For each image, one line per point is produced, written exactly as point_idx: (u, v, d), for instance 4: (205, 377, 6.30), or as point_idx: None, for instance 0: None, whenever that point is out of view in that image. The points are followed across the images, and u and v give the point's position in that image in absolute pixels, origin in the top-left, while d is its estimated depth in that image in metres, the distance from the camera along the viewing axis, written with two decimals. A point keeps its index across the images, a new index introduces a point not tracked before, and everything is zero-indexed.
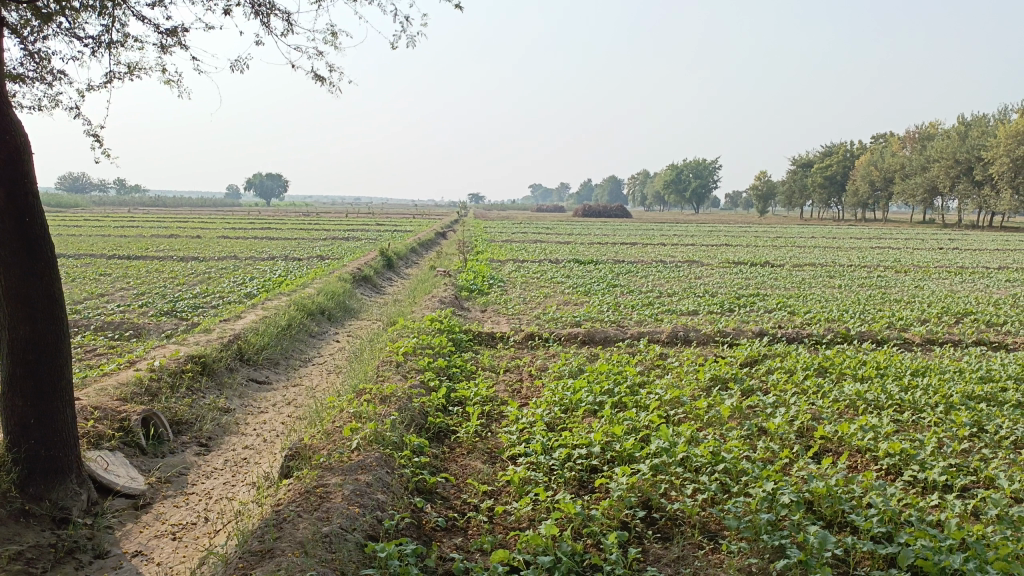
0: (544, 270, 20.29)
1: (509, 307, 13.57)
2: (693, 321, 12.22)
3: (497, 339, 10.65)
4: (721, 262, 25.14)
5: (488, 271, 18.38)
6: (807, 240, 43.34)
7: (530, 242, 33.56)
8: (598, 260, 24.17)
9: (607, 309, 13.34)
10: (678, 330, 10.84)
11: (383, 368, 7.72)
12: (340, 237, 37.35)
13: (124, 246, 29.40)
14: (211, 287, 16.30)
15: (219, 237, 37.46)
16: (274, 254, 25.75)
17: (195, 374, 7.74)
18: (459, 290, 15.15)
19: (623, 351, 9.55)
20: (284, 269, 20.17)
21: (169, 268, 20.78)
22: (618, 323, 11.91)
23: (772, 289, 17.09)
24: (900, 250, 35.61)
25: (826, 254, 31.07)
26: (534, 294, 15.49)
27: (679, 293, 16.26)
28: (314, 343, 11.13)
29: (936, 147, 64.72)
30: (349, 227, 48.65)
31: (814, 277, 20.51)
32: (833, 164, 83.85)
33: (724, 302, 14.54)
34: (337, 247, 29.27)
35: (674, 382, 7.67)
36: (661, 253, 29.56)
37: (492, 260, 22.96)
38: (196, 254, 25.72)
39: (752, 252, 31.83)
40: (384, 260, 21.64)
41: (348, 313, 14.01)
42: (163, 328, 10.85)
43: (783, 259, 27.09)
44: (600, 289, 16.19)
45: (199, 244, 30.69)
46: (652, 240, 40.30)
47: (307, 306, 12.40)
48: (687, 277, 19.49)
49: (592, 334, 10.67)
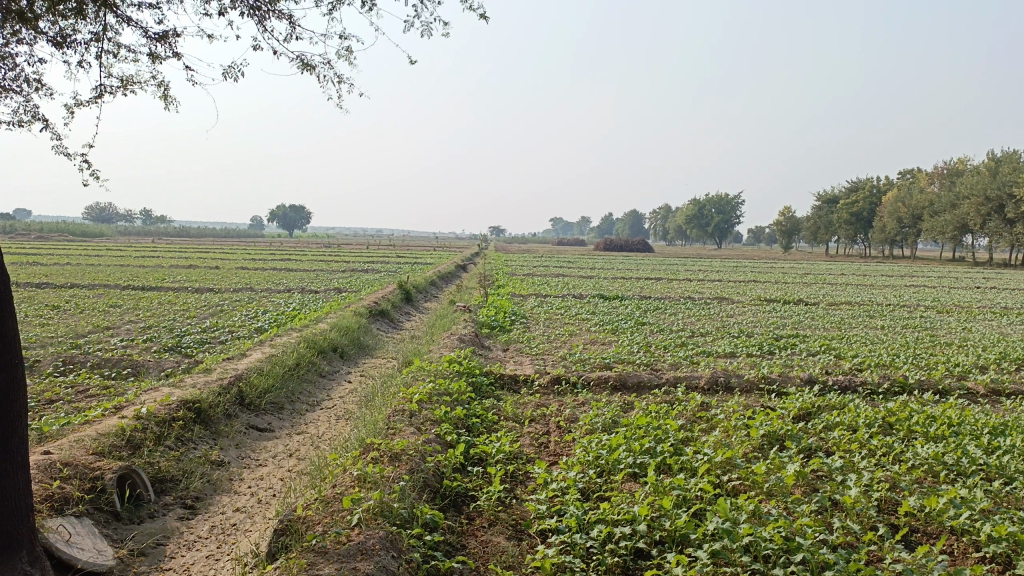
0: (568, 306, 19.49)
1: (532, 346, 12.74)
2: (732, 365, 11.31)
3: (521, 383, 9.82)
4: (751, 299, 24.20)
5: (509, 306, 17.61)
6: (836, 277, 42.21)
7: (553, 277, 32.85)
8: (623, 296, 23.32)
9: (637, 350, 12.47)
10: (718, 374, 9.95)
11: (395, 418, 6.91)
12: (359, 269, 36.89)
13: (140, 277, 28.98)
14: (222, 320, 15.66)
15: (237, 268, 37.16)
16: (291, 286, 25.16)
17: (186, 422, 6.98)
18: (480, 327, 14.36)
19: (660, 400, 8.68)
20: (299, 301, 19.54)
21: (182, 299, 20.21)
22: (651, 365, 11.05)
23: (811, 330, 16.12)
24: (935, 288, 34.36)
25: (859, 292, 29.95)
26: (559, 331, 14.66)
27: (712, 332, 15.35)
28: (323, 384, 10.37)
29: (966, 184, 63.40)
30: (369, 259, 48.36)
31: (852, 317, 19.49)
32: (859, 200, 82.63)
33: (762, 344, 13.63)
34: (355, 280, 28.68)
35: (723, 438, 6.79)
36: (687, 289, 28.63)
37: (514, 295, 22.16)
38: (212, 285, 25.19)
39: (781, 289, 30.81)
40: (402, 294, 20.94)
41: (362, 350, 13.27)
42: (163, 366, 10.14)
43: (815, 297, 26.06)
44: (628, 328, 15.33)
45: (216, 276, 30.24)
46: (677, 276, 39.39)
47: (319, 343, 11.66)
48: (718, 316, 18.58)
49: (624, 379, 9.81)
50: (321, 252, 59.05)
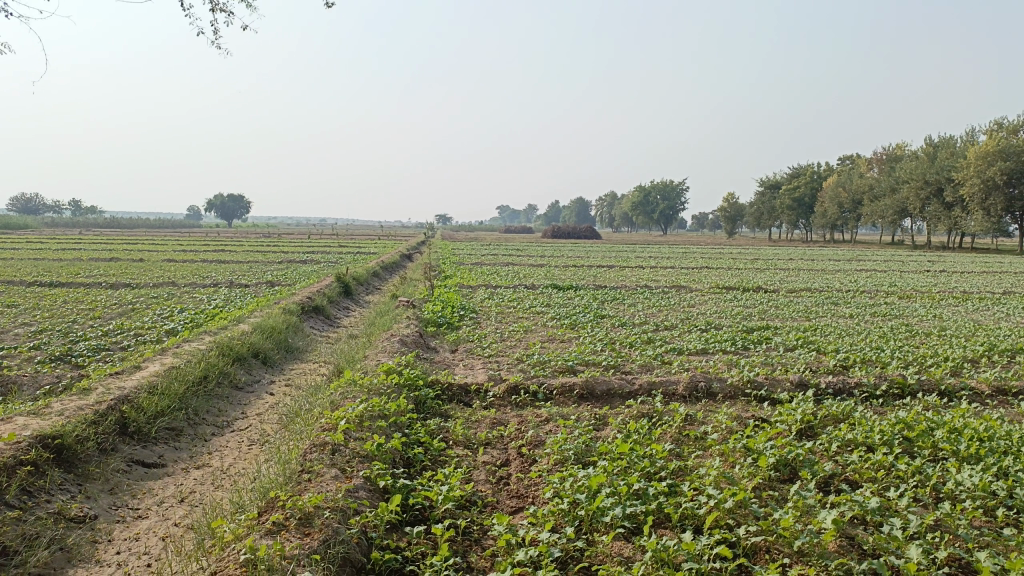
0: (520, 298, 18.16)
1: (484, 346, 11.30)
2: (710, 365, 10.08)
3: (473, 394, 8.40)
4: (710, 287, 23.26)
5: (457, 299, 16.19)
6: (785, 262, 41.80)
7: (502, 266, 31.48)
8: (576, 286, 22.06)
9: (600, 348, 11.21)
10: (698, 377, 8.70)
11: (312, 454, 5.42)
12: (298, 260, 34.86)
13: (52, 271, 26.42)
14: (130, 321, 13.78)
15: (164, 259, 34.68)
16: (219, 280, 23.11)
17: (37, 467, 5.35)
18: (425, 325, 12.86)
19: (638, 415, 7.38)
20: (225, 297, 17.73)
21: (92, 297, 18.10)
22: (620, 368, 9.74)
23: (780, 321, 15.08)
24: (885, 273, 34.05)
25: (812, 278, 29.29)
26: (512, 328, 13.24)
27: (678, 325, 14.17)
28: (238, 399, 8.80)
29: (906, 168, 64.16)
30: (309, 249, 46.27)
31: (817, 305, 18.56)
32: (802, 185, 83.29)
33: (735, 337, 12.46)
34: (291, 271, 26.78)
35: (724, 469, 5.50)
36: (641, 277, 27.53)
37: (462, 287, 20.65)
38: (130, 280, 22.95)
39: (736, 275, 30.09)
40: (340, 288, 19.25)
41: (290, 354, 11.68)
42: (41, 382, 8.38)
43: (772, 284, 25.22)
44: (588, 322, 14.01)
45: (139, 268, 27.90)
46: (628, 263, 38.34)
47: (236, 349, 10.02)
48: (679, 306, 17.42)
49: (592, 387, 8.49)
50: (259, 243, 56.19)
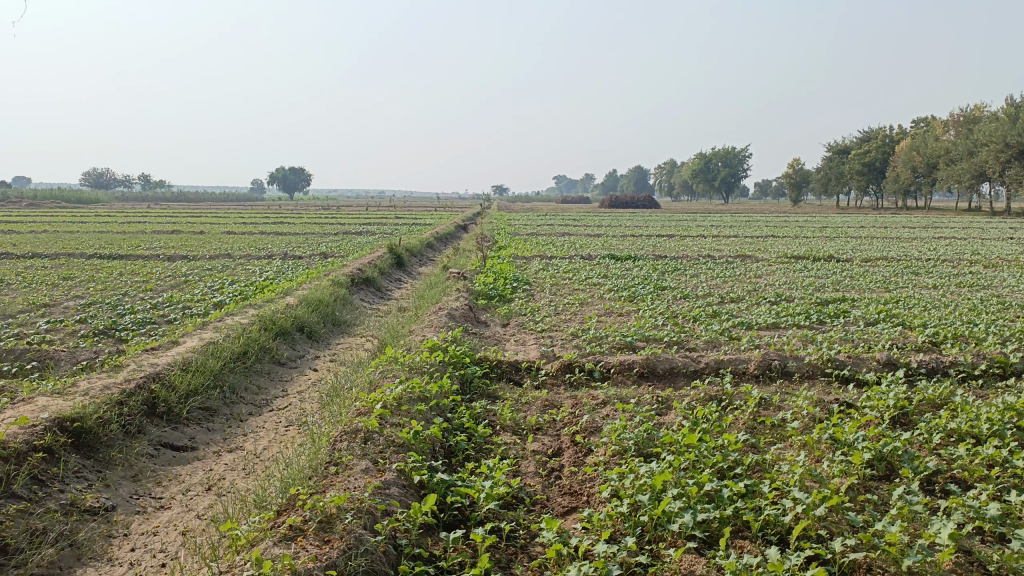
0: (577, 269, 17.47)
1: (537, 321, 10.69)
2: (782, 341, 9.27)
3: (524, 373, 7.82)
4: (776, 257, 22.11)
5: (510, 271, 15.60)
6: (856, 230, 39.84)
7: (558, 236, 30.73)
8: (635, 256, 21.20)
9: (661, 322, 10.48)
10: (771, 355, 7.93)
11: (342, 442, 4.92)
12: (354, 231, 34.75)
13: (114, 244, 26.83)
14: (180, 294, 13.60)
15: (222, 231, 34.98)
16: (274, 251, 23.01)
17: (51, 454, 4.98)
18: (475, 298, 12.30)
19: (705, 398, 6.68)
20: (277, 269, 17.50)
21: (147, 269, 18.12)
22: (683, 344, 9.01)
23: (856, 292, 14.03)
24: (967, 241, 32.03)
25: (887, 246, 27.67)
26: (567, 301, 12.58)
27: (745, 297, 13.30)
28: (278, 375, 8.40)
29: (985, 129, 60.59)
30: (365, 221, 46.25)
31: (895, 275, 17.33)
32: (872, 150, 79.71)
33: (809, 310, 11.54)
34: (345, 242, 26.59)
35: (809, 465, 4.80)
36: (703, 247, 26.43)
37: (517, 258, 20.03)
38: (187, 252, 23.05)
39: (805, 243, 28.69)
40: (392, 259, 18.88)
41: (337, 327, 11.29)
42: (78, 358, 8.11)
43: (844, 253, 23.85)
44: (648, 294, 13.25)
45: (198, 241, 28.11)
46: (689, 232, 37.00)
47: (280, 322, 9.65)
48: (744, 277, 16.46)
49: (653, 365, 7.81)
50: (319, 215, 56.52)
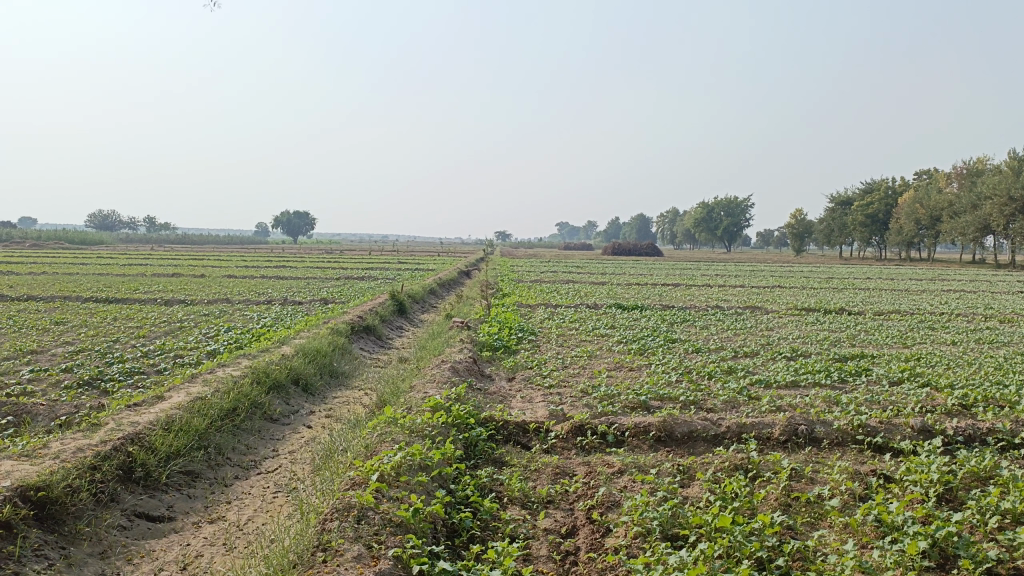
0: (583, 319, 17.02)
1: (545, 375, 10.19)
2: (805, 401, 8.75)
3: (532, 435, 7.30)
4: (786, 308, 21.68)
5: (515, 320, 15.15)
6: (863, 282, 39.42)
7: (563, 284, 30.35)
8: (642, 306, 20.75)
9: (675, 378, 9.98)
10: (797, 419, 7.43)
11: (333, 520, 4.39)
12: (356, 276, 34.38)
13: (112, 286, 26.43)
14: (172, 341, 13.11)
15: (223, 275, 34.61)
16: (273, 296, 22.60)
17: (7, 530, 4.45)
18: (479, 350, 11.82)
19: (730, 467, 6.17)
20: (275, 315, 17.05)
21: (142, 314, 17.66)
22: (700, 405, 8.50)
23: (874, 348, 13.52)
24: (977, 294, 31.56)
25: (897, 298, 27.20)
26: (575, 354, 12.07)
27: (760, 352, 12.82)
28: (269, 433, 7.88)
29: (988, 182, 60.68)
30: (368, 266, 45.97)
31: (911, 330, 16.84)
32: (875, 201, 79.85)
33: (828, 368, 11.03)
34: (346, 288, 26.18)
35: (857, 555, 4.28)
36: (710, 297, 25.98)
37: (521, 306, 19.56)
38: (185, 296, 22.63)
39: (813, 294, 28.25)
40: (393, 306, 18.45)
41: (334, 379, 10.80)
42: (57, 412, 7.61)
43: (855, 305, 23.38)
44: (659, 348, 12.75)
45: (197, 285, 27.71)
46: (694, 281, 36.61)
47: (273, 374, 9.16)
48: (756, 330, 15.97)
49: (671, 428, 7.30)
50: (321, 259, 56.26)
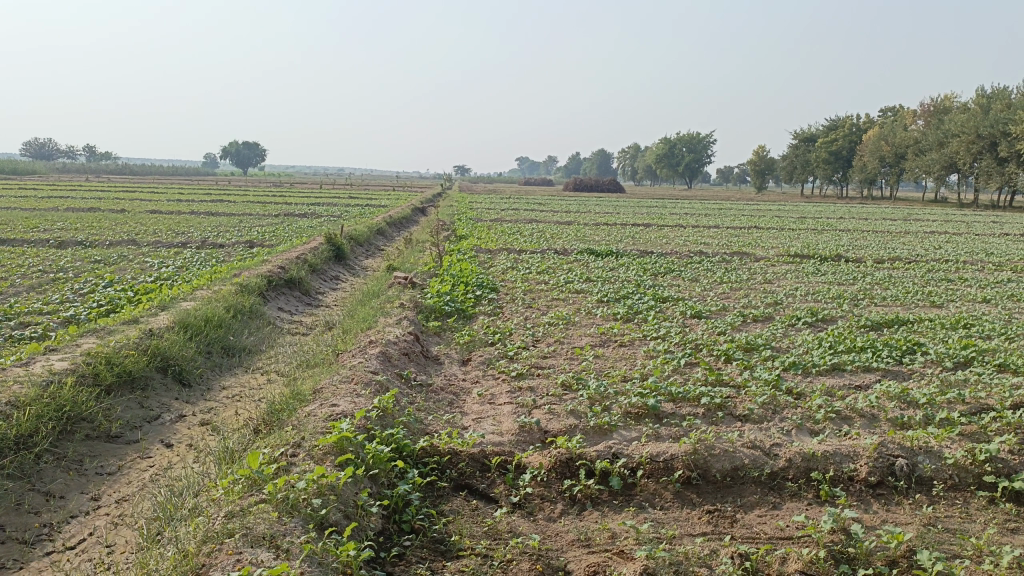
0: (553, 269, 14.42)
1: (511, 357, 7.63)
2: (871, 405, 6.35)
3: (494, 476, 4.75)
4: (775, 255, 19.35)
5: (472, 273, 12.48)
6: (840, 222, 37.27)
7: (526, 224, 27.60)
8: (617, 252, 18.17)
9: (683, 361, 7.52)
10: (888, 449, 5.00)
11: None
12: (299, 213, 31.09)
13: (8, 224, 22.84)
14: (28, 301, 10.16)
15: (147, 210, 30.92)
16: (193, 238, 19.44)
17: None
18: (425, 318, 9.20)
19: (826, 560, 3.71)
20: (182, 264, 14.07)
21: (18, 260, 14.47)
22: (732, 412, 6.03)
23: (905, 311, 11.23)
24: (964, 236, 29.52)
25: (887, 242, 25.12)
26: (548, 320, 9.52)
27: (772, 317, 10.43)
28: (91, 468, 5.19)
29: (955, 119, 58.78)
30: (314, 201, 42.42)
31: (927, 284, 14.61)
32: (839, 138, 77.80)
33: (871, 342, 8.66)
34: (282, 227, 23.09)
35: None
36: (687, 240, 23.49)
37: (480, 253, 16.81)
38: (87, 236, 19.34)
39: (798, 237, 25.93)
40: (329, 251, 15.58)
41: (227, 358, 8.05)
42: None
43: (849, 251, 21.13)
44: (650, 311, 10.25)
45: (110, 222, 24.33)
46: (666, 221, 34.11)
47: (121, 364, 6.40)
48: (755, 285, 13.57)
49: (704, 464, 4.78)
50: (267, 193, 52.13)
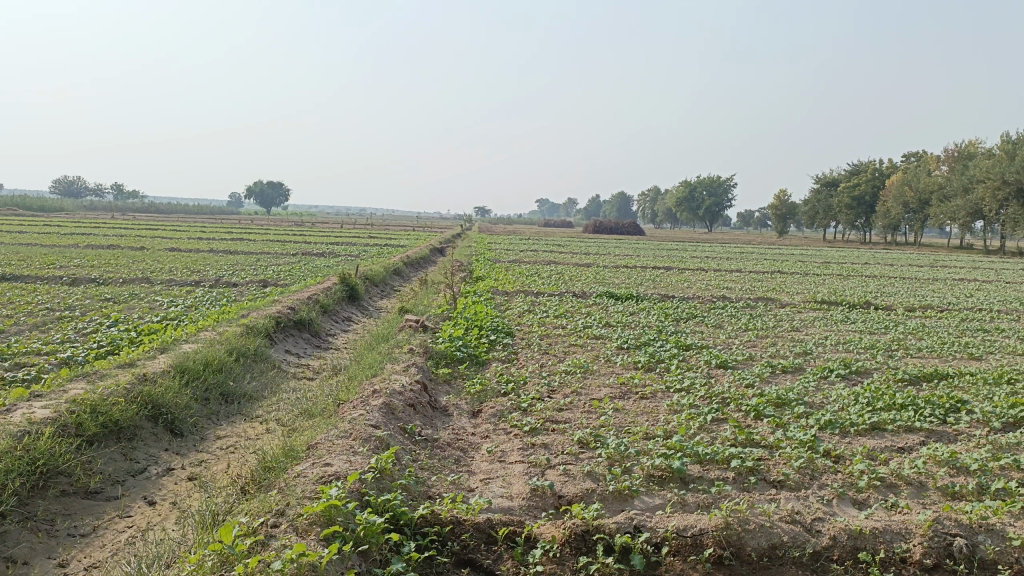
0: (571, 314, 13.96)
1: (525, 409, 7.14)
2: (918, 472, 5.78)
3: (501, 550, 4.26)
4: (801, 301, 18.75)
5: (487, 316, 12.05)
6: (865, 268, 36.51)
7: (545, 265, 27.22)
8: (637, 296, 17.67)
9: (709, 417, 7.00)
10: (945, 526, 4.45)
11: None
12: (317, 253, 30.93)
13: (25, 260, 22.79)
14: (28, 340, 9.84)
15: (165, 248, 30.91)
16: (206, 276, 19.20)
17: None
18: (435, 365, 8.75)
19: None
20: (191, 303, 13.77)
21: (27, 297, 14.24)
22: (765, 478, 5.49)
23: (942, 364, 10.62)
24: (994, 284, 28.67)
25: (915, 289, 24.41)
26: (565, 369, 9.04)
27: (803, 369, 9.87)
28: (62, 529, 4.75)
29: (980, 165, 58.06)
30: (333, 241, 42.41)
31: (963, 334, 13.96)
32: (862, 183, 77.16)
33: (911, 398, 8.07)
34: (298, 267, 22.86)
35: None
36: (710, 285, 22.95)
37: (496, 295, 16.39)
38: (102, 273, 19.19)
39: (823, 284, 25.29)
40: (341, 292, 15.23)
41: (225, 405, 7.64)
42: None
43: (877, 298, 20.46)
44: (673, 360, 9.73)
45: (128, 259, 24.25)
46: (687, 265, 33.61)
47: (107, 414, 6.00)
48: (782, 333, 13.01)
49: (738, 542, 4.26)
50: (287, 232, 52.27)
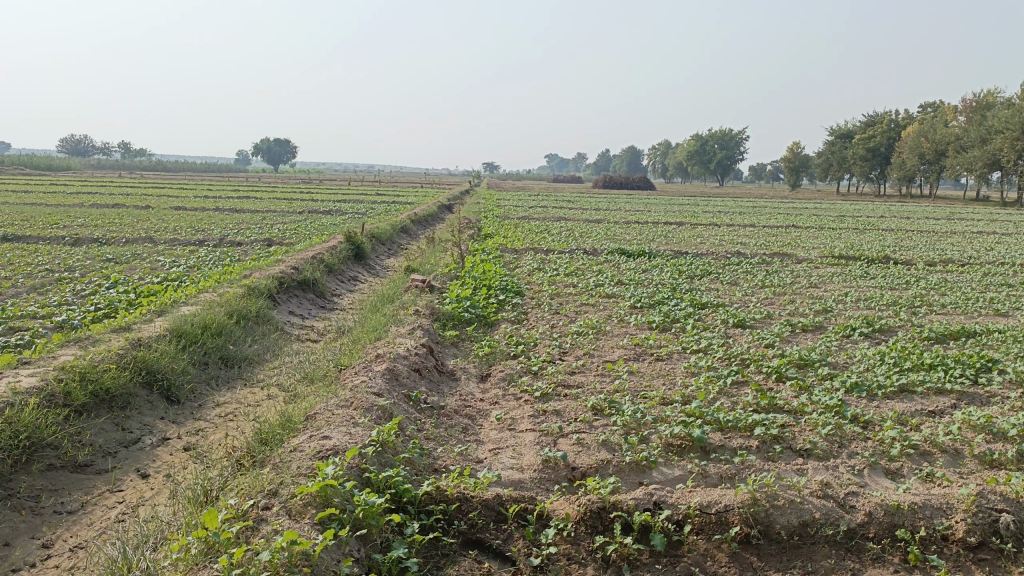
0: (582, 271, 13.58)
1: (535, 374, 6.82)
2: (953, 438, 5.45)
3: (511, 530, 3.97)
4: (817, 256, 18.29)
5: (496, 275, 11.69)
6: (881, 221, 35.79)
7: (554, 222, 26.76)
8: (649, 252, 17.24)
9: (729, 380, 6.67)
10: (989, 500, 4.13)
11: None
12: (324, 211, 30.54)
13: (29, 221, 22.51)
14: (24, 303, 9.58)
15: (171, 207, 30.56)
16: (211, 235, 18.89)
17: None
18: (442, 327, 8.43)
19: None
20: (193, 263, 13.46)
21: (28, 259, 13.98)
22: (791, 446, 5.17)
23: (968, 321, 10.22)
24: (1014, 237, 28.04)
25: (933, 243, 23.84)
26: (576, 330, 8.70)
27: (824, 327, 9.50)
28: (47, 506, 4.49)
29: (999, 114, 56.61)
30: (340, 198, 41.98)
31: (987, 289, 13.50)
32: (877, 134, 75.63)
33: (941, 358, 7.70)
34: (304, 225, 22.50)
35: None
36: (723, 240, 22.46)
37: (505, 253, 16.01)
38: (105, 233, 18.88)
39: (838, 238, 24.74)
40: (346, 250, 14.89)
41: (223, 369, 7.36)
42: None
43: (896, 252, 19.95)
44: (688, 319, 9.38)
45: (133, 219, 23.95)
46: (698, 220, 33.07)
47: (97, 382, 5.73)
48: (800, 290, 12.60)
49: (766, 519, 3.96)
50: (294, 189, 51.76)
